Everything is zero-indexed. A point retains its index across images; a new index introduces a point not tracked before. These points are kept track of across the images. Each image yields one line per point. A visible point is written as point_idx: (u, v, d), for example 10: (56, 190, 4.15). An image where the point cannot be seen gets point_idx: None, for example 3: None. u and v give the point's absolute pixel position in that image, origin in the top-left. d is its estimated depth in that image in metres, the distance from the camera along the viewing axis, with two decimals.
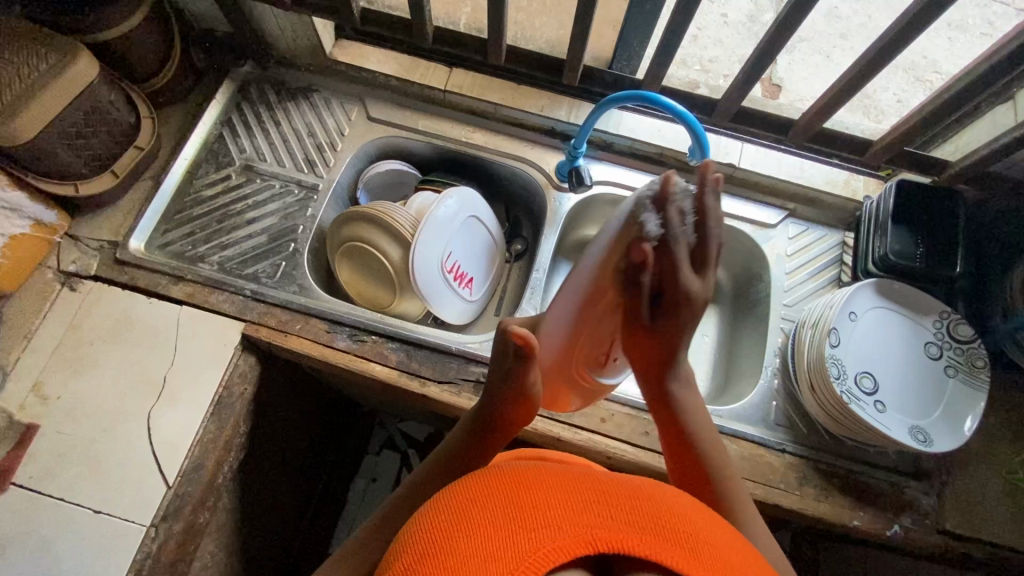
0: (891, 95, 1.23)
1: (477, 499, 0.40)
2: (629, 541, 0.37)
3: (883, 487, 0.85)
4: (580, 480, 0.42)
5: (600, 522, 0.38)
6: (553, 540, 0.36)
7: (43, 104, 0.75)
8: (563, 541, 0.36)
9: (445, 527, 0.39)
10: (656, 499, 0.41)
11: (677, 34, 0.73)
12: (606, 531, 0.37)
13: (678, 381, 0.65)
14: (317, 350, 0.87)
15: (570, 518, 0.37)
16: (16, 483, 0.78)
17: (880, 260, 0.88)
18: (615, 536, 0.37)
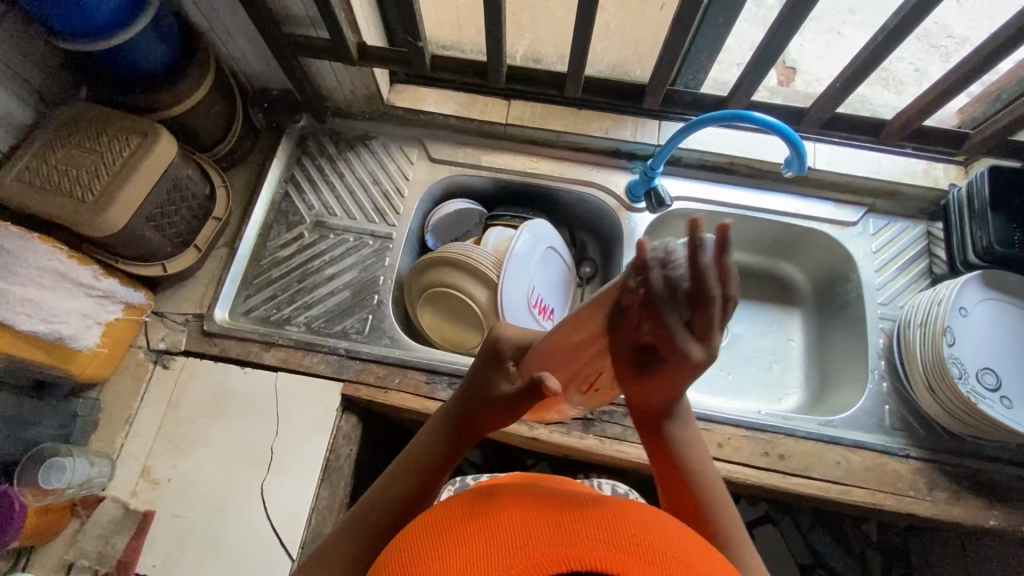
0: (907, 65, 1.15)
1: (461, 520, 0.42)
2: (600, 557, 0.37)
3: (1013, 482, 0.83)
4: (557, 502, 0.43)
5: (574, 540, 0.38)
6: (529, 559, 0.37)
7: (132, 191, 0.75)
8: (538, 558, 0.37)
9: (427, 547, 0.41)
10: (635, 519, 0.41)
11: (773, 51, 0.72)
12: (578, 549, 0.37)
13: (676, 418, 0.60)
14: (420, 403, 0.86)
15: (544, 539, 0.38)
16: (140, 572, 0.77)
17: (984, 251, 0.85)
18: (588, 552, 0.37)
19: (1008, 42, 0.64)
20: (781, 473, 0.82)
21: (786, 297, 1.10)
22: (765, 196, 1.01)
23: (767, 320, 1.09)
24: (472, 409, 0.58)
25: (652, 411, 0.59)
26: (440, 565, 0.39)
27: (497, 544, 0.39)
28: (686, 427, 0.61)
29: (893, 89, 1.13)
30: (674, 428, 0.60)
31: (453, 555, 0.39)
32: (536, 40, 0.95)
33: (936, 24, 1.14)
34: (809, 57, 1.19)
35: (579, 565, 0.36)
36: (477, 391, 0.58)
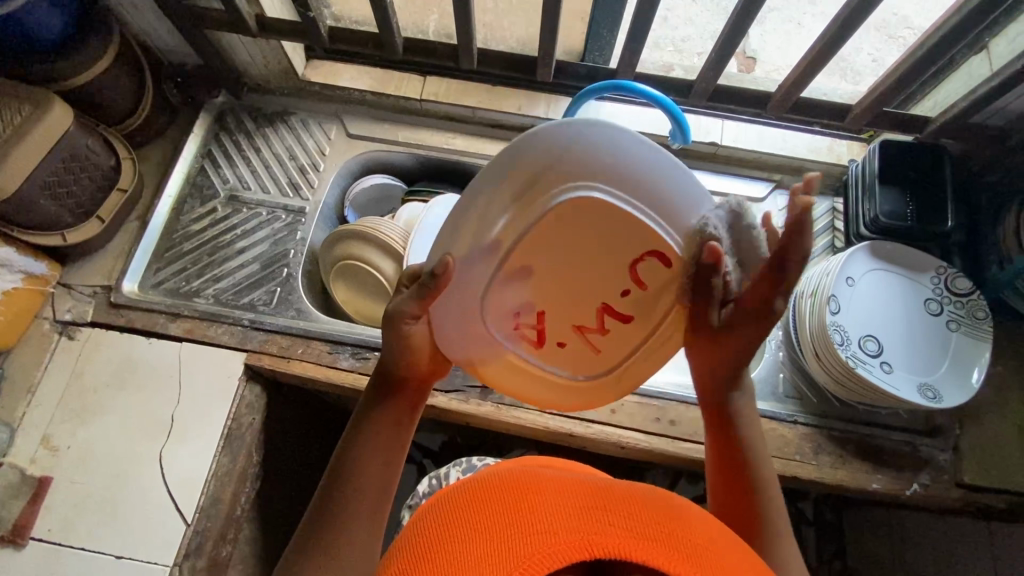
0: (865, 56, 1.16)
1: (483, 510, 0.43)
2: (626, 544, 0.37)
3: (899, 448, 0.85)
4: (576, 489, 0.43)
5: (597, 527, 0.38)
6: (553, 542, 0.37)
7: (21, 157, 0.76)
8: (562, 545, 0.37)
9: (452, 535, 0.42)
10: (655, 508, 0.42)
11: (647, 20, 0.74)
12: (604, 536, 0.38)
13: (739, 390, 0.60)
14: (321, 372, 0.87)
15: (568, 526, 0.38)
16: (34, 537, 0.78)
17: (872, 222, 0.88)
18: (609, 538, 0.38)
19: (860, 8, 0.66)
20: (670, 438, 0.84)
21: None
22: None
23: None
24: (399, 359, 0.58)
25: (715, 377, 0.59)
26: (468, 550, 0.39)
27: (516, 531, 0.39)
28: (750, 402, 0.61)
29: (851, 79, 1.14)
30: (739, 397, 0.59)
31: (476, 542, 0.40)
32: (444, 15, 0.96)
33: (896, 15, 1.16)
34: (770, 47, 1.20)
35: (603, 552, 0.37)
36: (392, 332, 0.57)
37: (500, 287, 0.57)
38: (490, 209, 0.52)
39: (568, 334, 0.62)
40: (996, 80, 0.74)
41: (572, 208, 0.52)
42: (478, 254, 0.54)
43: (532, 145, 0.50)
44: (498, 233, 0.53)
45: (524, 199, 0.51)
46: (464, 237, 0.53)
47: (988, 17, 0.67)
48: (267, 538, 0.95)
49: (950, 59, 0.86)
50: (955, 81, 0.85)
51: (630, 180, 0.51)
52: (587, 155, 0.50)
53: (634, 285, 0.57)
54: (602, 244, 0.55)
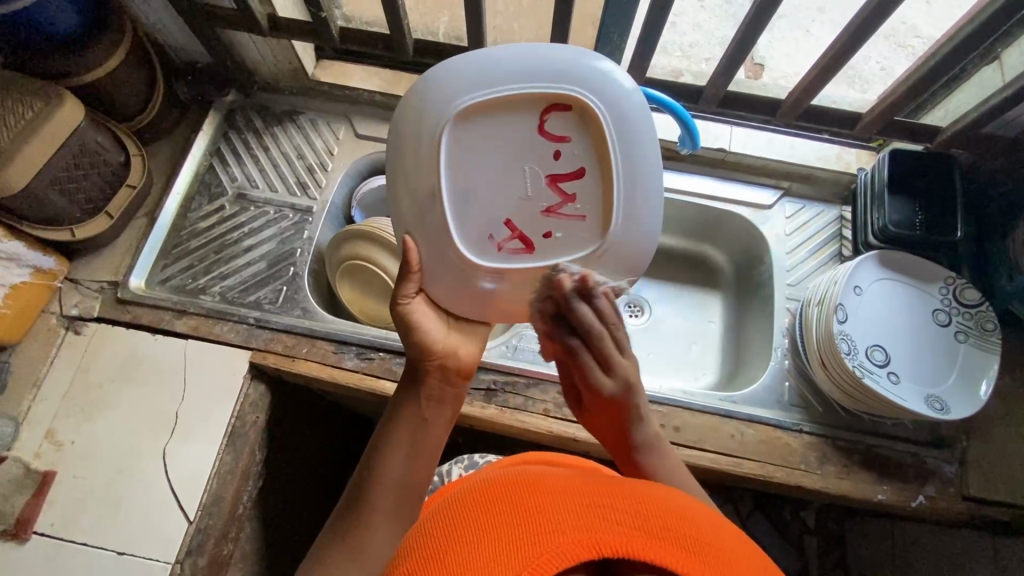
0: (873, 64, 1.15)
1: (488, 509, 0.42)
2: (633, 543, 0.37)
3: (905, 459, 0.85)
4: (580, 487, 0.43)
5: (604, 526, 0.38)
6: (561, 542, 0.37)
7: (31, 153, 0.76)
8: (569, 544, 0.37)
9: (458, 537, 0.41)
10: (663, 506, 0.41)
11: (658, 26, 0.74)
12: (611, 535, 0.38)
13: (643, 449, 0.60)
14: (326, 372, 0.87)
15: (575, 526, 0.38)
16: (38, 531, 0.79)
17: (880, 231, 0.87)
18: (616, 538, 0.38)
19: (874, 15, 0.66)
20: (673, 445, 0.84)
21: (708, 279, 1.11)
22: (684, 178, 1.02)
23: (689, 301, 1.10)
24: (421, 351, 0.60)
25: (615, 442, 0.61)
26: (476, 551, 0.39)
27: (520, 528, 0.39)
28: (664, 458, 0.60)
29: (858, 87, 1.14)
30: (644, 459, 0.60)
31: (484, 542, 0.39)
32: (454, 19, 0.97)
33: (905, 24, 1.16)
34: (778, 54, 1.20)
35: (612, 551, 0.37)
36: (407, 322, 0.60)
37: (457, 207, 0.56)
38: (407, 165, 0.56)
39: (547, 224, 0.57)
40: (1009, 90, 0.74)
41: (465, 122, 0.55)
42: (421, 197, 0.56)
43: (405, 115, 0.55)
44: (421, 173, 0.55)
45: (423, 142, 0.55)
46: (404, 198, 0.57)
47: (1002, 28, 0.67)
48: (268, 537, 0.95)
49: (961, 69, 0.85)
50: (966, 91, 0.85)
51: (486, 71, 0.54)
52: (437, 82, 0.55)
53: (558, 147, 0.56)
54: (510, 130, 0.55)
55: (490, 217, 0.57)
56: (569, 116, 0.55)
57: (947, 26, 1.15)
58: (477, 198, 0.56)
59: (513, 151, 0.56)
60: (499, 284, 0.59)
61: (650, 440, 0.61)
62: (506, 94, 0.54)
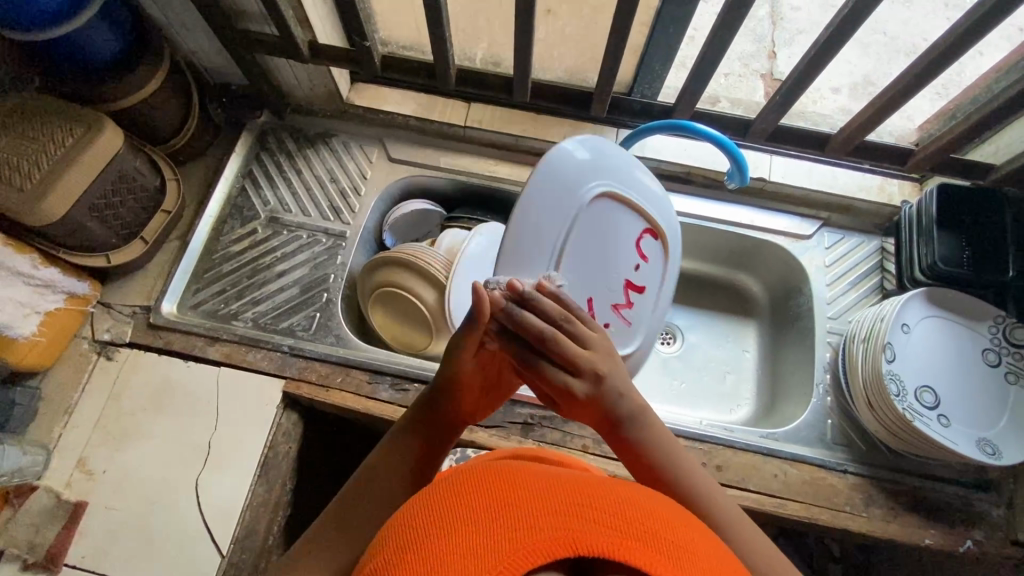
0: None
1: (452, 494, 0.35)
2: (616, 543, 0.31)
3: (952, 501, 0.83)
4: (566, 481, 0.36)
5: (584, 520, 0.32)
6: (535, 540, 0.30)
7: (71, 181, 0.75)
8: (545, 542, 0.30)
9: (414, 524, 0.34)
10: (668, 521, 0.34)
11: (711, 61, 0.72)
12: (591, 534, 0.31)
13: (631, 424, 0.55)
14: (360, 403, 0.86)
15: (551, 520, 0.31)
16: (69, 564, 0.77)
17: (929, 268, 0.85)
18: (595, 538, 0.31)
19: (941, 56, 0.64)
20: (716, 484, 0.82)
21: (742, 308, 1.09)
22: (721, 207, 1.01)
23: (723, 329, 1.08)
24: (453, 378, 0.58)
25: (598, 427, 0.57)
26: (431, 540, 0.32)
27: (480, 512, 0.33)
28: (652, 426, 0.56)
29: None
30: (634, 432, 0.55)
31: (447, 535, 0.32)
32: (493, 44, 0.95)
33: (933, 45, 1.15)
34: None
35: (589, 550, 0.30)
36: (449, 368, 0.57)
37: (570, 264, 0.62)
38: (544, 213, 0.58)
39: (612, 315, 0.70)
40: None
41: (597, 203, 0.64)
42: (553, 243, 0.59)
43: (560, 161, 0.60)
44: (558, 221, 0.59)
45: (569, 197, 0.60)
46: (536, 233, 0.58)
47: None
48: None
49: None
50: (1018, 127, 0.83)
51: (618, 176, 0.67)
52: (580, 156, 0.63)
53: (641, 260, 0.71)
54: (615, 227, 0.67)
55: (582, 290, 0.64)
56: (656, 245, 0.73)
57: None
58: (582, 273, 0.64)
59: (611, 247, 0.67)
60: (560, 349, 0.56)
61: (641, 411, 0.56)
62: (620, 204, 0.67)
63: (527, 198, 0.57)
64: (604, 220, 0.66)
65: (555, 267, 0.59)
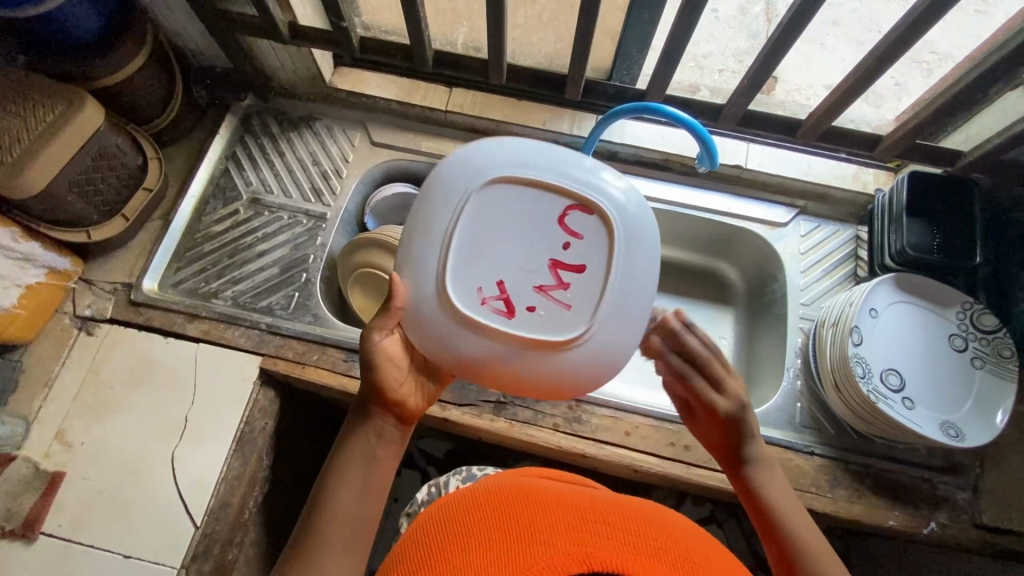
0: (888, 80, 1.14)
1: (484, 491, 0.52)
2: (622, 559, 0.40)
3: (917, 484, 0.84)
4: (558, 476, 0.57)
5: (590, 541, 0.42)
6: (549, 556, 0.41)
7: (51, 156, 0.76)
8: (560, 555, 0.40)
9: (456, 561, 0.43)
10: (653, 518, 0.46)
11: (680, 44, 0.73)
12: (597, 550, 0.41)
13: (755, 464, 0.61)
14: (336, 381, 0.87)
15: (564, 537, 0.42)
16: (45, 532, 0.79)
17: (898, 254, 0.87)
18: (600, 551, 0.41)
19: (901, 39, 0.66)
20: (683, 464, 0.83)
21: (720, 295, 1.10)
22: (699, 194, 1.02)
23: (700, 316, 1.09)
24: (378, 378, 0.59)
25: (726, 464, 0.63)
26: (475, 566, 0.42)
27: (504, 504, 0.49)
28: (771, 474, 0.61)
29: (874, 102, 1.12)
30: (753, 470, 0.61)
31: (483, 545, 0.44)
32: (473, 29, 0.96)
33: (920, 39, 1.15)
34: (793, 68, 1.19)
35: (602, 566, 0.40)
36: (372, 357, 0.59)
37: (456, 255, 0.55)
38: (422, 215, 0.57)
39: (537, 301, 0.55)
40: None
41: (494, 185, 0.56)
42: (429, 230, 0.56)
43: (450, 158, 0.59)
44: (438, 208, 0.56)
45: (449, 185, 0.57)
46: (416, 227, 0.57)
47: None
48: (274, 541, 0.95)
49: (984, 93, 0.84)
50: (989, 115, 0.84)
51: (527, 156, 0.57)
52: (463, 154, 0.58)
53: (572, 237, 0.56)
54: (523, 207, 0.56)
55: (480, 274, 0.55)
56: (592, 218, 0.56)
57: (965, 44, 1.14)
58: (474, 259, 0.56)
59: (524, 231, 0.56)
60: (449, 329, 0.55)
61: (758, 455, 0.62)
62: (521, 183, 0.57)
63: (419, 198, 0.59)
64: (498, 201, 0.56)
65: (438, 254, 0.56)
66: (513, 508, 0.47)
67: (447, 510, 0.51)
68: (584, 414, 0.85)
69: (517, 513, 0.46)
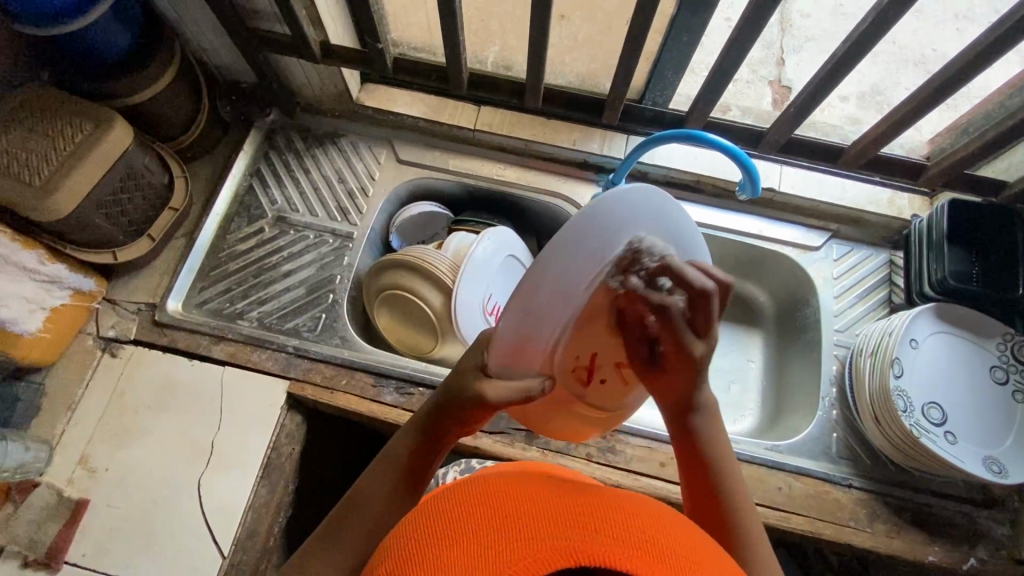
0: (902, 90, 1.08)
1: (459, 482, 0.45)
2: (613, 551, 0.34)
3: (956, 518, 0.82)
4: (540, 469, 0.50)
5: (582, 535, 0.35)
6: (538, 551, 0.34)
7: (80, 178, 0.75)
8: (547, 553, 0.34)
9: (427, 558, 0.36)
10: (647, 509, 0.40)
11: (727, 73, 0.72)
12: (590, 544, 0.34)
13: (701, 415, 0.58)
14: (365, 406, 0.86)
15: (553, 531, 0.36)
16: (69, 561, 0.77)
17: (938, 283, 0.85)
18: (593, 546, 0.34)
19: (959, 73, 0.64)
20: None
21: (749, 318, 1.09)
22: (731, 216, 1.00)
23: (727, 339, 1.08)
24: (453, 405, 0.54)
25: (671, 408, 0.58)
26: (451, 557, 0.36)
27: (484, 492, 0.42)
28: (714, 419, 0.58)
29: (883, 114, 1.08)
30: (702, 423, 0.58)
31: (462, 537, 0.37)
32: (505, 47, 0.94)
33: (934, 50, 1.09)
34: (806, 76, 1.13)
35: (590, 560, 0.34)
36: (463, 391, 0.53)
37: (572, 323, 0.49)
38: (570, 269, 0.44)
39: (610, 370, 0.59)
40: None
41: (635, 262, 0.50)
42: (568, 294, 0.45)
43: (615, 208, 0.44)
44: (585, 279, 0.45)
45: (607, 252, 0.45)
46: (552, 284, 0.44)
47: None
48: None
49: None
50: None
51: (673, 233, 0.51)
52: (631, 209, 0.46)
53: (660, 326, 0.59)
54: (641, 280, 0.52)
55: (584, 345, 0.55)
56: None
57: None
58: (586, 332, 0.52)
59: None
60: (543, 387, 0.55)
61: (706, 402, 0.58)
62: (657, 266, 0.52)
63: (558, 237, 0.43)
64: (633, 281, 0.51)
65: (554, 330, 0.48)
66: (487, 490, 0.40)
67: (421, 502, 0.45)
68: (618, 444, 0.84)
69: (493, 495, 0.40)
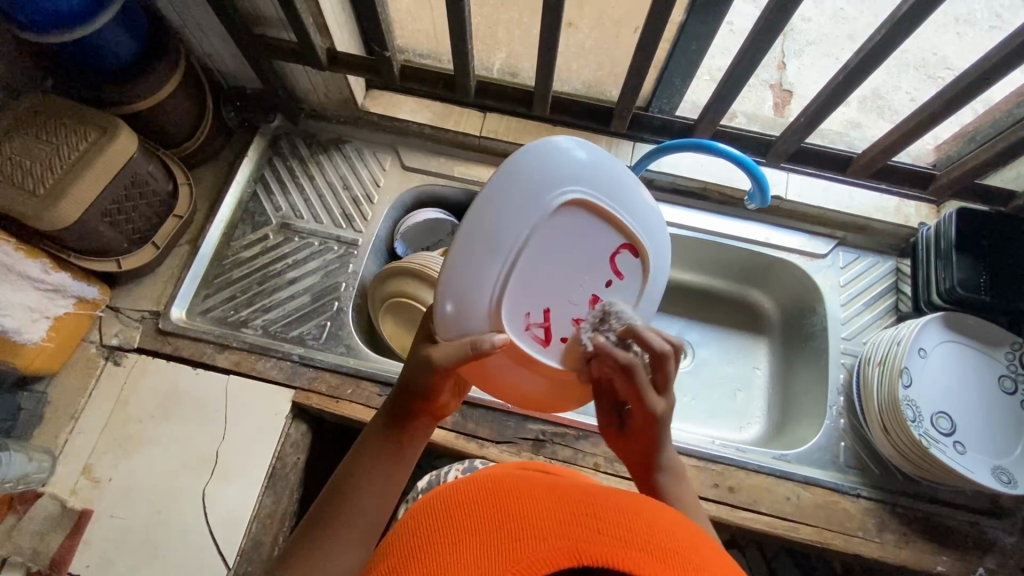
0: (903, 95, 1.08)
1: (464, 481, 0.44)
2: (618, 552, 0.33)
3: (964, 528, 0.82)
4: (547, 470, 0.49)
5: (584, 534, 0.34)
6: (540, 552, 0.34)
7: (85, 187, 0.74)
8: (550, 553, 0.33)
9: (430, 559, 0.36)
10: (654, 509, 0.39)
11: (737, 84, 0.72)
12: (594, 545, 0.34)
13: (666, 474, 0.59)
14: (371, 415, 0.85)
15: (556, 530, 0.35)
16: (73, 572, 0.76)
17: (946, 292, 0.85)
18: (595, 547, 0.33)
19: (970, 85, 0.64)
20: (729, 506, 0.81)
21: (755, 325, 1.08)
22: (738, 224, 1.00)
23: (734, 346, 1.08)
24: (415, 382, 0.56)
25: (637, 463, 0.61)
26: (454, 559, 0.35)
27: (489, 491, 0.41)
28: (681, 486, 0.59)
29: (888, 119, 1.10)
30: (664, 480, 0.59)
31: (465, 538, 0.37)
32: (512, 55, 0.94)
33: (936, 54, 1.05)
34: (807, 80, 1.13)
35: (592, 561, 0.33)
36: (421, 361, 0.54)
37: (515, 273, 0.52)
38: (494, 212, 0.50)
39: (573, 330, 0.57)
40: None
41: (563, 208, 0.54)
42: (495, 237, 0.50)
43: (528, 159, 0.52)
44: (509, 222, 0.50)
45: (527, 194, 0.51)
46: (478, 226, 0.50)
47: None
48: None
49: None
50: None
51: (599, 181, 0.55)
52: (543, 157, 0.52)
53: (615, 276, 0.58)
54: (587, 240, 0.56)
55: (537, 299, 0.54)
56: (637, 261, 0.59)
57: None
58: (530, 281, 0.53)
59: (582, 260, 0.56)
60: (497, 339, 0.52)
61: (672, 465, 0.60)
62: (591, 214, 0.55)
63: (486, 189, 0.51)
64: (564, 229, 0.54)
65: (496, 282, 0.51)
66: (491, 489, 0.40)
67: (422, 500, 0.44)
68: None
69: (496, 493, 0.39)
